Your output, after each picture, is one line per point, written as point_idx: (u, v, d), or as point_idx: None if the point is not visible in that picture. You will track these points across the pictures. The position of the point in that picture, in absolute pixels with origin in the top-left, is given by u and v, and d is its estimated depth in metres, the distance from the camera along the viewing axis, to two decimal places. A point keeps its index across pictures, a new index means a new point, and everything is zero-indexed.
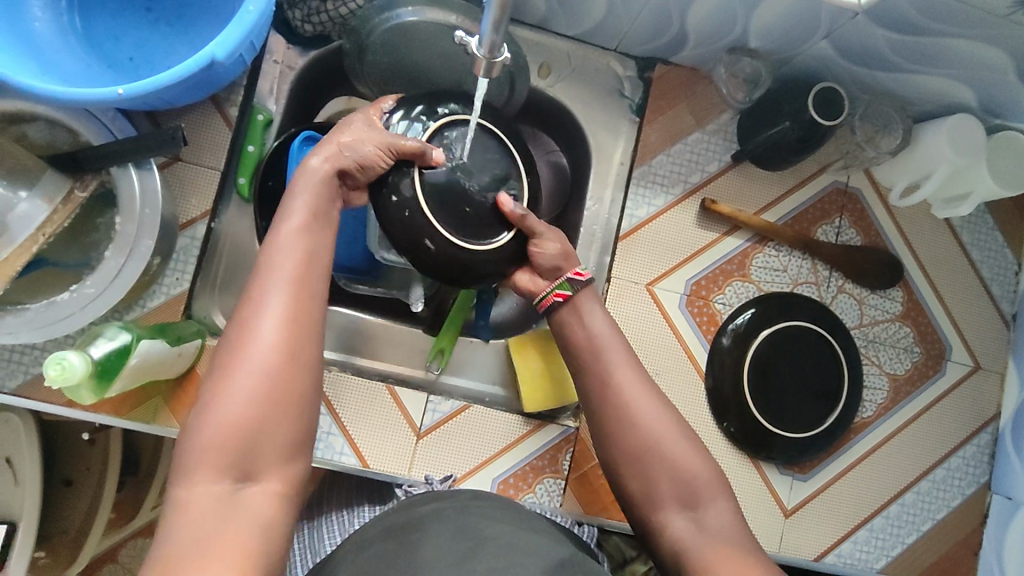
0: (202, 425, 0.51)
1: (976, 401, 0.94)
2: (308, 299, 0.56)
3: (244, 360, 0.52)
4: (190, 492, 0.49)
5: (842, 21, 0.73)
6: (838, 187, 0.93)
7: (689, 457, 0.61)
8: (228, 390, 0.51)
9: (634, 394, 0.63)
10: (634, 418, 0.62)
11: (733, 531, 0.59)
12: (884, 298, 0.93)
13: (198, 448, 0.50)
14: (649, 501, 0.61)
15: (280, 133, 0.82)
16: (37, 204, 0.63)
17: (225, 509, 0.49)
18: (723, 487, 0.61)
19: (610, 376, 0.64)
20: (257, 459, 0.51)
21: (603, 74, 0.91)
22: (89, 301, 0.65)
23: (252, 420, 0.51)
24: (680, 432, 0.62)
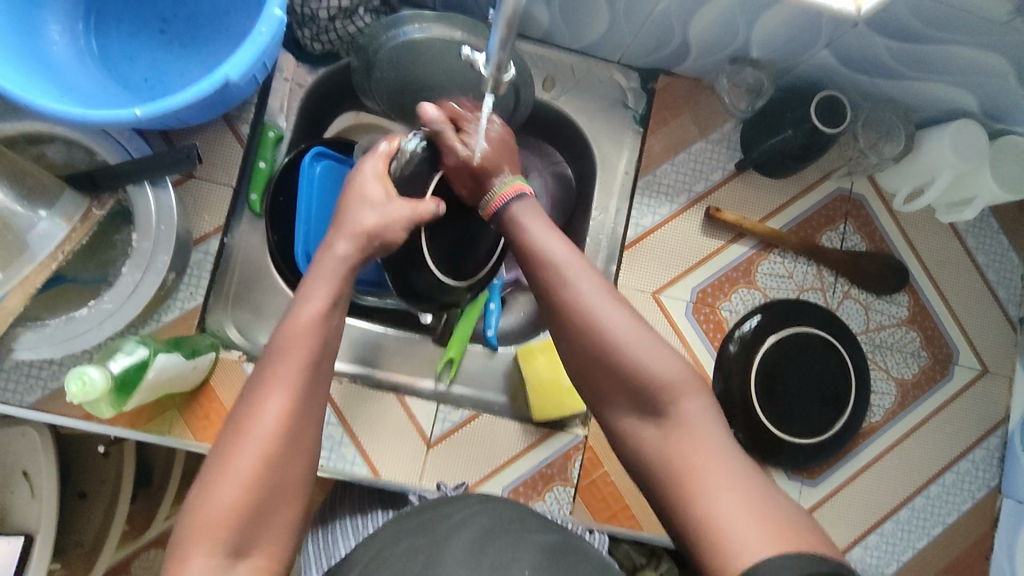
0: (203, 495, 0.47)
1: (984, 405, 0.94)
2: (315, 383, 0.52)
3: (245, 446, 0.48)
4: None
5: (843, 30, 0.74)
6: (842, 194, 0.93)
7: (653, 357, 0.55)
8: (225, 477, 0.47)
9: (589, 294, 0.58)
10: (594, 324, 0.57)
11: (711, 430, 0.53)
12: (890, 303, 0.93)
13: (186, 540, 0.46)
14: (615, 414, 0.57)
15: (290, 150, 0.84)
16: (57, 222, 0.65)
17: None
18: (698, 385, 0.55)
19: (565, 280, 0.59)
20: (252, 535, 0.47)
21: (606, 85, 0.93)
22: (107, 316, 0.67)
23: (245, 510, 0.47)
24: (645, 336, 0.56)
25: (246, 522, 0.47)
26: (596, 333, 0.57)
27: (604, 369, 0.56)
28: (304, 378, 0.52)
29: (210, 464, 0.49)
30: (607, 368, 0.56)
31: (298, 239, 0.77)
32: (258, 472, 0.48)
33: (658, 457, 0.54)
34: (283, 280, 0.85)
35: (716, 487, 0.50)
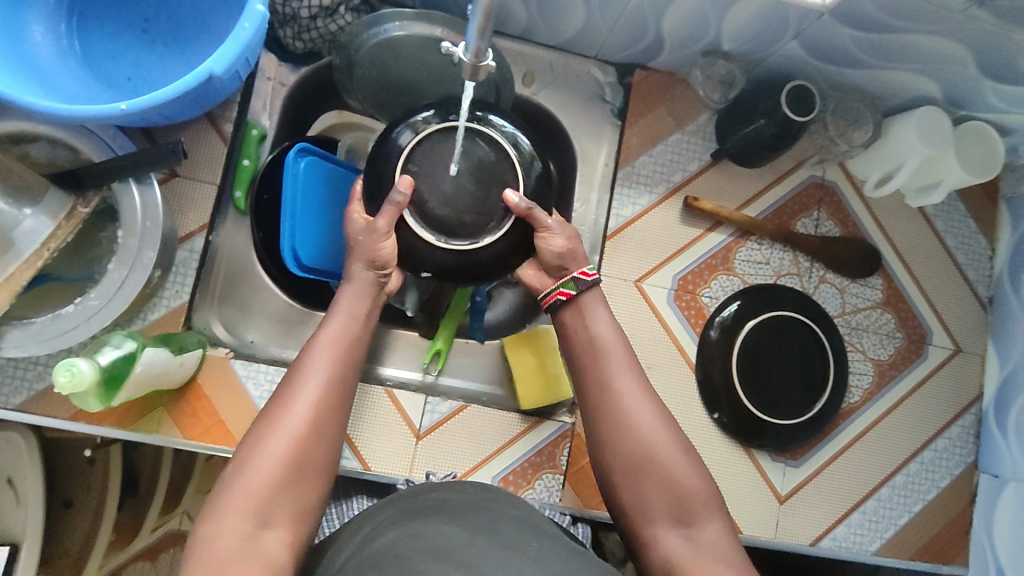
0: (239, 471, 0.55)
1: (958, 384, 0.97)
2: (340, 388, 0.61)
3: (281, 428, 0.57)
4: (207, 547, 0.52)
5: (809, 21, 0.77)
6: (814, 181, 0.96)
7: (689, 473, 0.62)
8: (255, 458, 0.55)
9: (632, 401, 0.64)
10: (634, 429, 0.63)
11: (726, 550, 0.59)
12: (865, 286, 0.96)
13: (222, 507, 0.53)
14: (646, 517, 0.61)
15: (273, 147, 0.85)
16: (42, 220, 0.65)
17: (244, 550, 0.52)
18: (718, 506, 0.61)
19: (612, 385, 0.65)
20: (277, 507, 0.54)
21: (584, 80, 0.95)
22: (94, 312, 0.67)
23: (275, 488, 0.54)
24: (685, 455, 0.63)
25: (272, 496, 0.54)
26: (642, 443, 0.62)
27: (644, 479, 0.62)
28: (331, 385, 0.60)
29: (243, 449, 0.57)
30: (641, 474, 0.62)
31: (284, 235, 0.77)
32: (288, 456, 0.56)
33: (689, 564, 0.58)
34: (271, 278, 0.86)
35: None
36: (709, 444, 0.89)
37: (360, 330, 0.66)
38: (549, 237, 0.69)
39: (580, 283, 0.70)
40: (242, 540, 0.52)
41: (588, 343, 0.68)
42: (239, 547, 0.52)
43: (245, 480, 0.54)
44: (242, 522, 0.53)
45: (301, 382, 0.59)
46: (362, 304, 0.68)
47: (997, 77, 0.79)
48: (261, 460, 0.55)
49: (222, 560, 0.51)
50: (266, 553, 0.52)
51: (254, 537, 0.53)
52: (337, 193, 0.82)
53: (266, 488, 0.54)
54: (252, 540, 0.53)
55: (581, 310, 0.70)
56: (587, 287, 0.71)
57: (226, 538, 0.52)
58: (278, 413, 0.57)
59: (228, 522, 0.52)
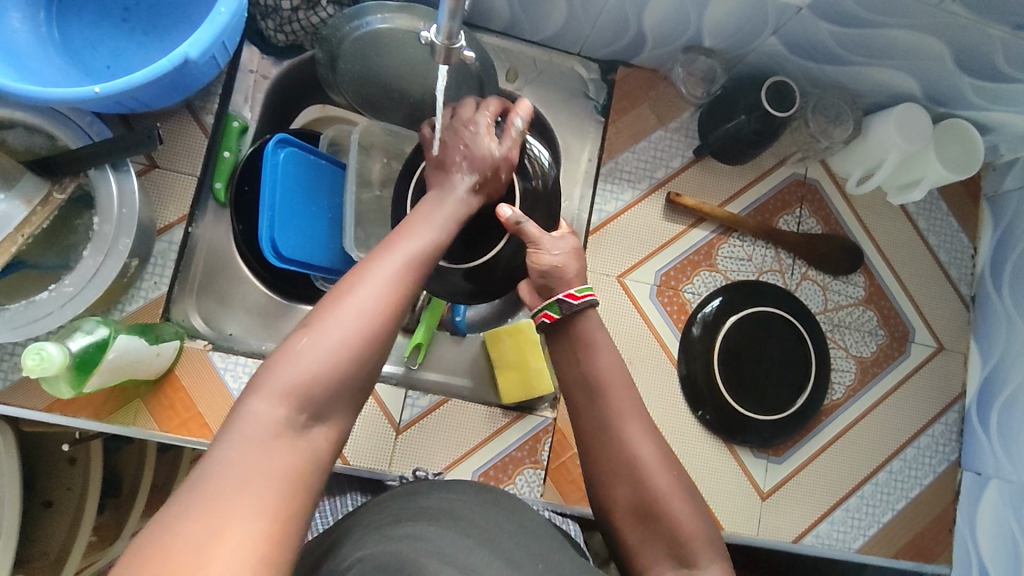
0: (296, 348, 0.46)
1: (941, 382, 0.97)
2: (417, 285, 0.53)
3: (351, 309, 0.48)
4: (245, 426, 0.42)
5: (788, 16, 0.77)
6: (796, 178, 0.96)
7: (693, 517, 0.58)
8: (322, 334, 0.46)
9: (636, 438, 0.60)
10: (638, 467, 0.59)
11: None
12: (847, 284, 0.96)
13: (274, 382, 0.44)
14: (645, 556, 0.58)
15: (255, 139, 0.86)
16: (16, 205, 0.65)
17: (286, 441, 0.42)
18: (720, 547, 0.58)
19: (614, 420, 0.61)
20: (331, 401, 0.45)
21: (568, 77, 0.96)
22: (67, 300, 0.66)
23: (338, 375, 0.46)
24: (690, 498, 0.59)
25: (334, 385, 0.46)
26: (641, 481, 0.58)
27: (644, 519, 0.58)
28: (410, 279, 0.52)
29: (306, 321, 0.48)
30: (643, 515, 0.58)
31: (262, 225, 0.77)
32: (360, 343, 0.47)
33: None
34: (249, 270, 0.87)
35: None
36: (693, 441, 0.89)
37: (443, 236, 0.59)
38: (540, 252, 0.68)
39: (564, 306, 0.66)
40: (290, 426, 0.43)
41: (585, 375, 0.63)
42: (286, 433, 0.43)
43: (305, 356, 0.45)
44: (294, 403, 0.44)
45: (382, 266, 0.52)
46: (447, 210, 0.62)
47: (974, 74, 0.80)
48: (329, 338, 0.46)
49: (265, 441, 0.41)
50: (313, 450, 0.43)
51: (301, 428, 0.44)
52: (316, 186, 0.83)
53: (330, 373, 0.45)
54: (299, 429, 0.43)
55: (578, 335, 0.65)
56: (576, 311, 0.66)
57: (273, 419, 0.42)
58: (355, 291, 0.49)
59: (278, 400, 0.43)
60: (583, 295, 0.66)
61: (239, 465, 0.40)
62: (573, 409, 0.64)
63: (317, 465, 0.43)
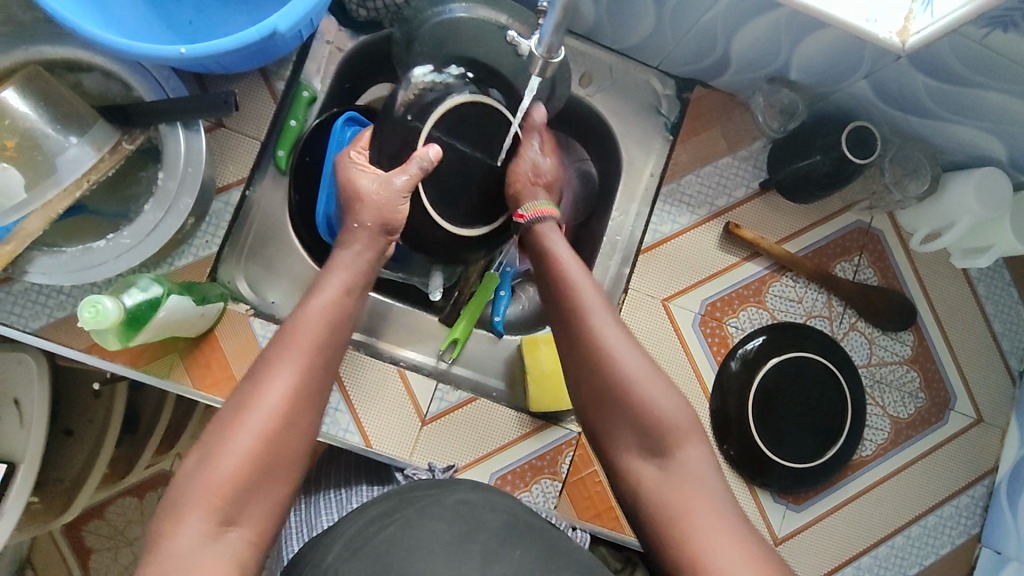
0: (203, 468, 0.50)
1: (973, 454, 0.94)
2: (320, 377, 0.55)
3: (251, 421, 0.51)
4: (162, 548, 0.47)
5: (885, 61, 0.75)
6: (860, 227, 0.94)
7: (663, 405, 0.60)
8: (214, 453, 0.50)
9: (602, 327, 0.63)
10: (608, 361, 0.61)
11: (703, 476, 0.58)
12: (894, 340, 0.94)
13: (177, 508, 0.48)
14: (620, 449, 0.61)
15: (319, 112, 0.85)
16: (86, 150, 0.65)
17: (202, 550, 0.47)
18: (697, 433, 0.60)
19: (582, 314, 0.63)
20: (243, 506, 0.50)
21: (641, 89, 0.93)
22: (124, 251, 0.67)
23: (241, 482, 0.50)
24: (659, 384, 0.60)
25: (238, 491, 0.50)
26: (613, 376, 0.61)
27: (616, 412, 0.61)
28: (307, 373, 0.54)
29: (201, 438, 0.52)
30: (620, 408, 0.60)
31: (320, 199, 0.79)
32: (252, 451, 0.51)
33: (662, 494, 0.57)
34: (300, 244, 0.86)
35: (709, 526, 0.54)
36: None
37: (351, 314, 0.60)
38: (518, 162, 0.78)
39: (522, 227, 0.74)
40: (202, 540, 0.48)
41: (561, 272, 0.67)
42: (195, 548, 0.47)
43: (208, 470, 0.50)
44: (204, 519, 0.48)
45: (272, 367, 0.53)
46: (354, 279, 0.62)
47: None
48: (226, 453, 0.50)
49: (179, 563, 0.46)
50: (230, 552, 0.48)
51: (215, 536, 0.48)
52: None
53: (236, 480, 0.50)
54: (219, 536, 0.48)
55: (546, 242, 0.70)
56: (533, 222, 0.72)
57: (183, 538, 0.47)
58: (245, 405, 0.52)
59: (186, 522, 0.48)
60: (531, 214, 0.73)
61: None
62: (548, 305, 0.67)
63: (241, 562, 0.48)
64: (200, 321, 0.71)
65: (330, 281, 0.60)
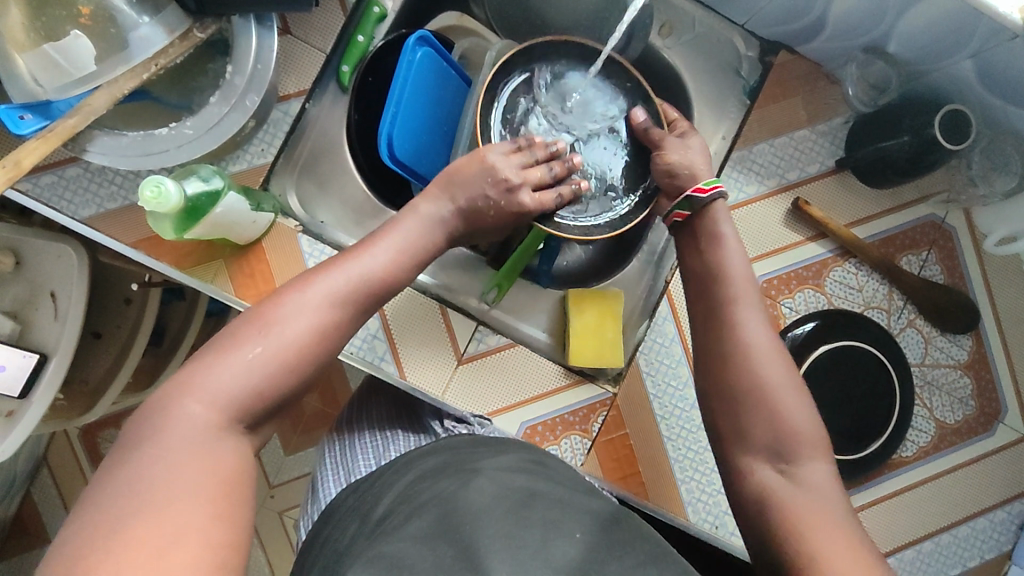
0: (225, 362, 0.54)
1: (1018, 470, 0.90)
2: (352, 311, 0.60)
3: (280, 329, 0.56)
4: (173, 422, 0.51)
5: (999, 40, 0.67)
6: (933, 221, 0.89)
7: (798, 412, 0.61)
8: (233, 355, 0.54)
9: (747, 318, 0.65)
10: (746, 356, 0.63)
11: (827, 491, 0.58)
12: (952, 343, 0.89)
13: (192, 388, 0.52)
14: (742, 449, 0.62)
15: (388, 31, 0.83)
16: (158, 31, 0.63)
17: (214, 435, 0.51)
18: (824, 451, 0.60)
19: (727, 308, 0.65)
20: (256, 408, 0.54)
21: (724, 46, 0.90)
22: (186, 142, 0.65)
23: (260, 386, 0.54)
24: (797, 392, 0.62)
25: (250, 397, 0.54)
26: (751, 370, 0.62)
27: (748, 410, 0.62)
28: (339, 305, 0.59)
29: (233, 337, 0.55)
30: (751, 405, 0.62)
31: (385, 118, 0.75)
32: (277, 360, 0.55)
33: (782, 497, 0.58)
34: (355, 166, 0.84)
35: (825, 536, 0.55)
36: None
37: (403, 260, 0.64)
38: (666, 151, 0.75)
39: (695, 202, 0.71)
40: (211, 426, 0.52)
41: (717, 270, 0.68)
42: (207, 431, 0.51)
43: (233, 366, 0.54)
44: (214, 409, 0.52)
45: (308, 295, 0.58)
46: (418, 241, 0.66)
47: None
48: (247, 361, 0.54)
49: (185, 440, 0.50)
50: (235, 446, 0.52)
51: (225, 427, 0.52)
52: (442, 92, 0.80)
53: (256, 381, 0.54)
54: (227, 430, 0.52)
55: (706, 238, 0.70)
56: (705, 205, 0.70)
57: (194, 420, 0.51)
58: (277, 319, 0.56)
59: (195, 407, 0.52)
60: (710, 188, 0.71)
61: (162, 465, 0.48)
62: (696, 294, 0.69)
63: (242, 456, 0.53)
64: (249, 230, 0.70)
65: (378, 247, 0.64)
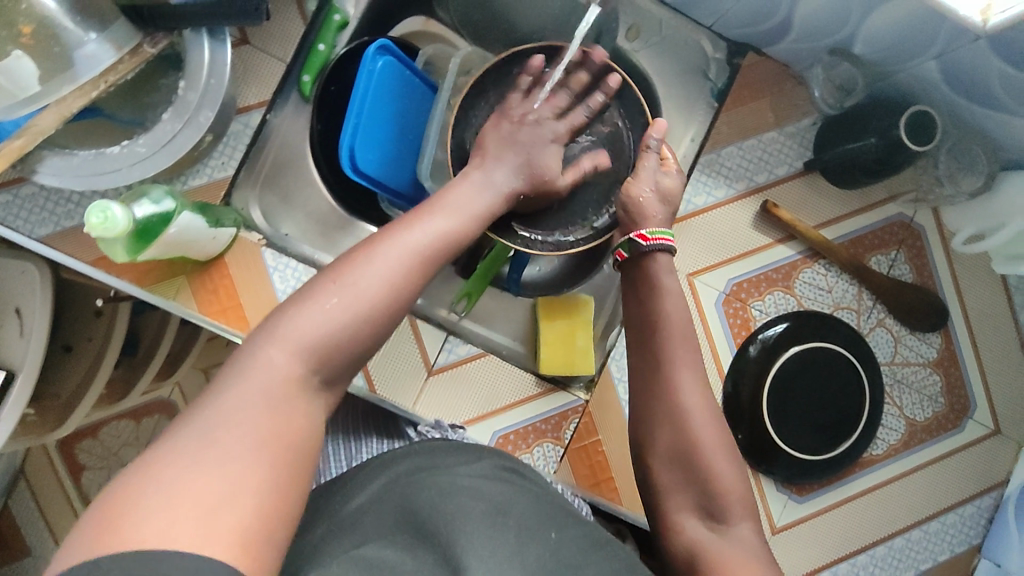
0: (310, 312, 0.51)
1: (986, 466, 0.91)
2: (433, 263, 0.58)
3: (366, 280, 0.53)
4: (255, 372, 0.48)
5: (961, 42, 0.68)
6: (901, 220, 0.90)
7: (727, 472, 0.63)
8: (318, 307, 0.51)
9: (684, 380, 0.66)
10: (682, 418, 0.65)
11: (754, 548, 0.61)
12: (921, 341, 0.90)
13: (276, 338, 0.49)
14: (676, 504, 0.65)
15: (351, 39, 0.81)
16: (105, 47, 0.61)
17: (293, 392, 0.48)
18: (750, 512, 0.63)
19: (664, 369, 0.67)
20: (334, 365, 0.51)
21: (691, 49, 0.90)
22: (139, 160, 0.64)
23: (341, 340, 0.51)
24: (728, 453, 0.64)
25: (327, 354, 0.51)
26: (686, 430, 0.64)
27: (681, 470, 0.64)
28: (422, 257, 0.56)
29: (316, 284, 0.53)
30: (684, 465, 0.64)
31: (346, 130, 0.74)
32: (362, 311, 0.52)
33: (712, 552, 0.61)
34: (320, 176, 0.84)
35: None
36: None
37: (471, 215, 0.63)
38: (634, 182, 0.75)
39: (634, 246, 0.72)
40: (290, 379, 0.48)
41: (655, 324, 0.69)
42: (287, 385, 0.48)
43: (318, 314, 0.51)
44: (295, 361, 0.49)
45: (391, 244, 0.55)
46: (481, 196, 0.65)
47: None
48: (329, 311, 0.51)
49: (266, 392, 0.47)
50: (314, 405, 0.49)
51: (306, 382, 0.49)
52: (407, 101, 0.80)
53: (339, 333, 0.51)
54: (305, 388, 0.49)
55: (646, 281, 0.71)
56: (645, 252, 0.71)
57: (274, 372, 0.48)
58: (362, 268, 0.53)
59: (279, 355, 0.49)
60: (653, 237, 0.71)
61: (239, 413, 0.45)
62: (636, 346, 0.70)
63: (318, 416, 0.49)
64: (206, 247, 0.68)
65: (449, 213, 0.61)
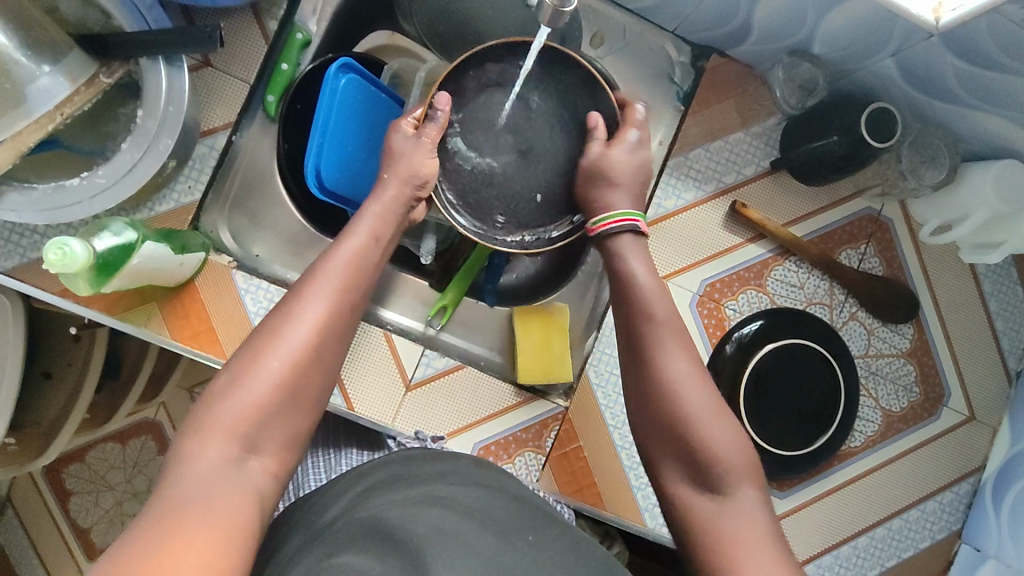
0: (230, 393, 0.55)
1: (963, 452, 0.92)
2: (343, 313, 0.61)
3: (278, 349, 0.57)
4: (191, 463, 0.51)
5: (915, 40, 0.69)
6: (870, 214, 0.91)
7: (722, 441, 0.63)
8: (242, 388, 0.55)
9: (671, 355, 0.66)
10: (673, 394, 0.64)
11: (754, 510, 0.60)
12: (894, 332, 0.91)
13: (204, 428, 0.53)
14: (675, 478, 0.65)
15: (314, 57, 0.82)
16: (59, 80, 0.61)
17: (228, 471, 0.52)
18: (751, 478, 0.62)
19: (653, 347, 0.67)
20: (262, 435, 0.55)
21: (656, 54, 0.92)
22: (99, 191, 0.65)
23: (264, 409, 0.55)
24: (722, 420, 0.64)
25: (256, 429, 0.54)
26: (677, 405, 0.64)
27: (675, 447, 0.64)
28: (330, 311, 0.60)
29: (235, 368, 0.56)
30: (677, 438, 0.64)
31: (311, 149, 0.75)
32: (281, 378, 0.56)
33: (712, 523, 0.61)
34: (286, 192, 0.84)
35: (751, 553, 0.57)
36: None
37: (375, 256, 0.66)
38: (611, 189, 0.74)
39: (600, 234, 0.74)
40: (224, 460, 0.52)
41: (641, 306, 0.69)
42: (223, 466, 0.52)
43: (239, 395, 0.55)
44: (227, 445, 0.53)
45: (298, 308, 0.59)
46: (381, 229, 0.68)
47: None
48: (250, 389, 0.55)
49: (206, 478, 0.51)
50: (250, 477, 0.53)
51: (239, 458, 0.53)
52: (374, 117, 0.79)
53: (261, 404, 0.55)
54: (242, 462, 0.53)
55: (626, 262, 0.71)
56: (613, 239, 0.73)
57: (207, 459, 0.52)
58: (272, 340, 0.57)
59: (213, 443, 0.53)
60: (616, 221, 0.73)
61: (180, 496, 0.49)
62: (626, 327, 0.70)
63: (258, 486, 0.53)
64: (173, 275, 0.68)
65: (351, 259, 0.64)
